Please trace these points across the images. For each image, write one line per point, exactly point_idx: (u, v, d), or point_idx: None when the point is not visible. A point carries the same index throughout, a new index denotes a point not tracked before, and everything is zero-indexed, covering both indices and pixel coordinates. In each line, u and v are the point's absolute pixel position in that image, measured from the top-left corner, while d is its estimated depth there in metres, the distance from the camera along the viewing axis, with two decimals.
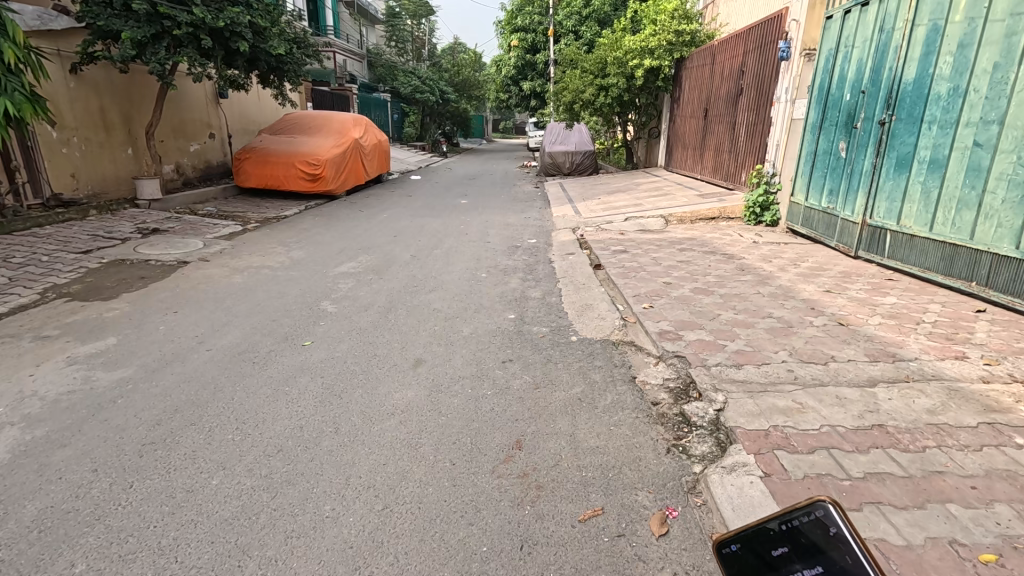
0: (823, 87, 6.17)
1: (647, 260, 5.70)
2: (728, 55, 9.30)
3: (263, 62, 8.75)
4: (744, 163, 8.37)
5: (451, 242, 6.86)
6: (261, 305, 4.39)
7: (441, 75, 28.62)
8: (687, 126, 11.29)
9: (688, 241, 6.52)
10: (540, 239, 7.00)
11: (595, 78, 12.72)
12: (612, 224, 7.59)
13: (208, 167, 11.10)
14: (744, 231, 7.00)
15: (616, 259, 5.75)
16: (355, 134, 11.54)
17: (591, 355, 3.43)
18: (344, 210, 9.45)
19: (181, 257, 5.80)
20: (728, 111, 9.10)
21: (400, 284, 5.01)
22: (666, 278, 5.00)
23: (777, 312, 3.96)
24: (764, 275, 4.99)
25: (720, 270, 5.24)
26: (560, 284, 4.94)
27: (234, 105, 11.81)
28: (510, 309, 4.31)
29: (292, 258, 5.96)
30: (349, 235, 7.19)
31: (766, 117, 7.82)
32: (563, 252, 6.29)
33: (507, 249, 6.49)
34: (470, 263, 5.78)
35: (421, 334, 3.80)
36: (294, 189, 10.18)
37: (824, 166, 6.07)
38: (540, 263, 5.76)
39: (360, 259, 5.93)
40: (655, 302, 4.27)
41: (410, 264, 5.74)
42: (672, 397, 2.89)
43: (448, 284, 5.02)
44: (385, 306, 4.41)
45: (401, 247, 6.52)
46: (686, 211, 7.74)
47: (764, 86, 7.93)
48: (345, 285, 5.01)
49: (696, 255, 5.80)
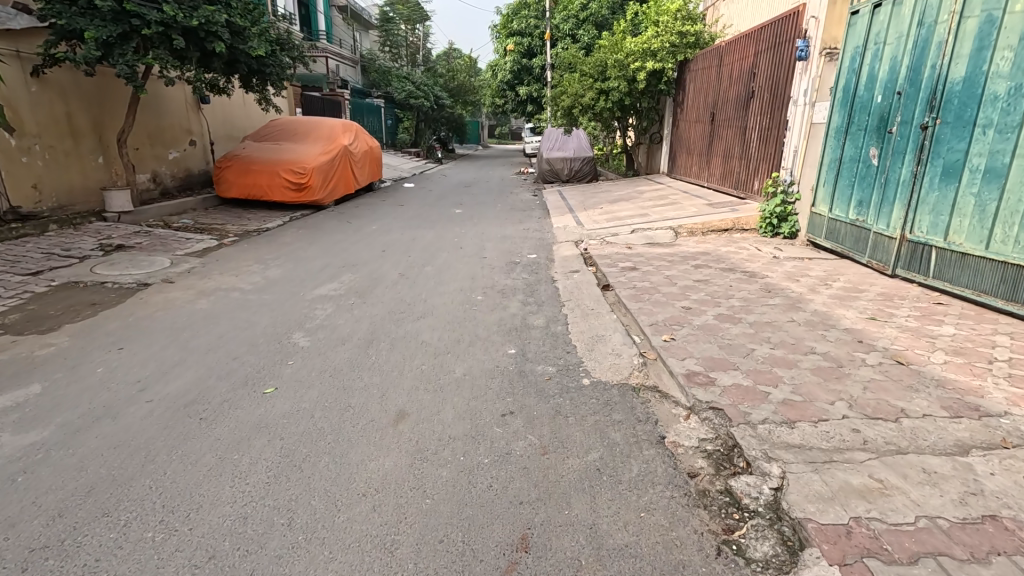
0: (848, 88, 5.66)
1: (660, 280, 5.15)
2: (737, 56, 8.80)
3: (244, 65, 8.19)
4: (757, 171, 7.86)
5: (444, 258, 6.30)
6: (223, 338, 3.81)
7: (436, 80, 28.15)
8: (692, 131, 10.79)
9: (702, 256, 5.98)
10: (540, 255, 6.45)
11: (595, 82, 12.23)
12: (618, 237, 7.04)
13: (189, 176, 10.53)
14: (761, 244, 6.47)
15: (625, 278, 5.20)
16: (344, 141, 10.99)
17: (608, 404, 2.87)
18: (331, 222, 8.87)
19: (143, 278, 5.23)
20: (739, 116, 8.59)
21: (387, 310, 4.45)
22: (684, 302, 4.47)
23: (820, 346, 3.42)
24: (794, 297, 4.45)
25: (744, 292, 4.70)
26: (565, 310, 4.38)
27: (217, 110, 11.25)
28: (511, 340, 3.76)
29: (268, 278, 5.39)
30: (333, 251, 6.62)
31: (781, 120, 7.31)
32: (566, 269, 5.74)
33: (506, 266, 5.94)
34: (465, 283, 5.23)
35: (407, 375, 3.24)
36: (279, 199, 9.59)
37: (851, 175, 5.55)
38: (542, 283, 5.22)
39: (343, 278, 5.36)
40: (676, 333, 3.72)
41: (398, 285, 5.18)
42: (712, 467, 2.34)
43: (439, 309, 4.46)
44: (367, 338, 3.84)
45: (389, 265, 5.96)
46: (697, 222, 7.20)
47: (779, 88, 7.42)
48: (324, 312, 4.44)
49: (714, 274, 5.27)
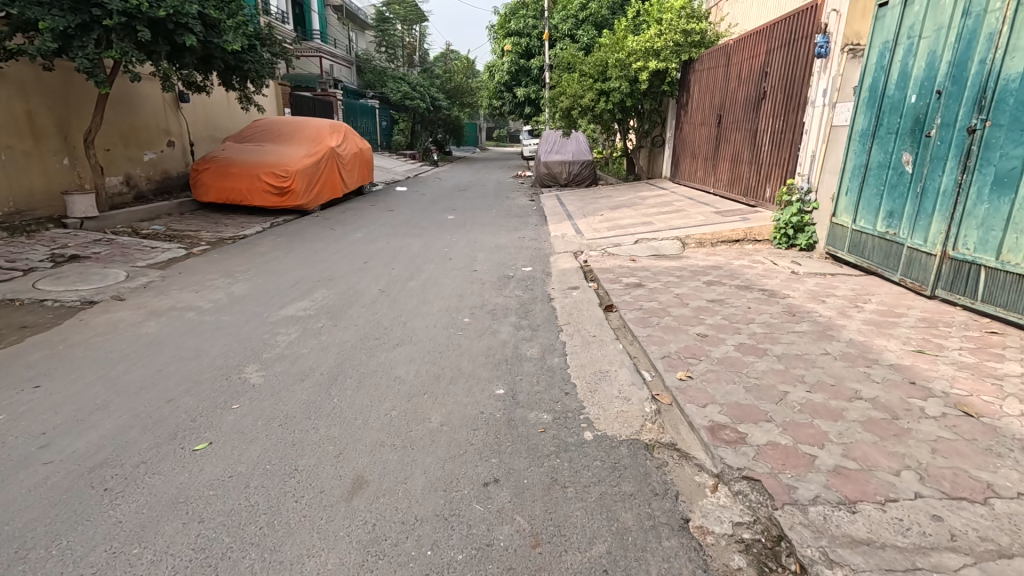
0: (876, 87, 5.15)
1: (669, 299, 4.62)
2: (748, 54, 8.27)
3: (220, 61, 7.66)
4: (769, 177, 7.35)
5: (431, 271, 5.76)
6: (162, 372, 3.24)
7: (433, 82, 27.67)
8: (697, 134, 10.28)
9: (714, 272, 5.45)
10: (536, 268, 5.92)
11: (595, 82, 11.72)
12: (621, 247, 6.50)
13: (166, 179, 9.97)
14: (777, 257, 5.95)
15: (630, 297, 4.68)
16: (331, 142, 10.45)
17: (615, 470, 2.32)
18: (313, 228, 8.32)
19: (90, 294, 4.67)
20: (749, 117, 8.08)
21: (360, 335, 3.90)
22: (697, 327, 3.93)
23: (866, 388, 2.88)
24: (824, 322, 3.92)
25: (765, 314, 4.16)
26: (564, 336, 3.84)
27: (196, 109, 10.68)
28: (499, 377, 3.22)
29: (232, 295, 4.83)
30: (310, 262, 6.06)
31: (796, 123, 6.78)
32: (564, 285, 5.20)
33: (498, 281, 5.40)
34: (452, 302, 4.68)
35: (372, 424, 2.70)
36: (260, 204, 9.03)
37: (880, 183, 5.03)
38: (538, 302, 4.68)
39: (316, 296, 4.81)
40: (694, 369, 3.18)
41: (377, 304, 4.63)
42: (753, 569, 1.79)
43: (420, 334, 3.92)
44: (332, 373, 3.29)
45: (370, 279, 5.41)
46: (705, 231, 6.67)
47: (795, 88, 6.88)
48: (287, 336, 3.89)
49: (729, 293, 4.73)
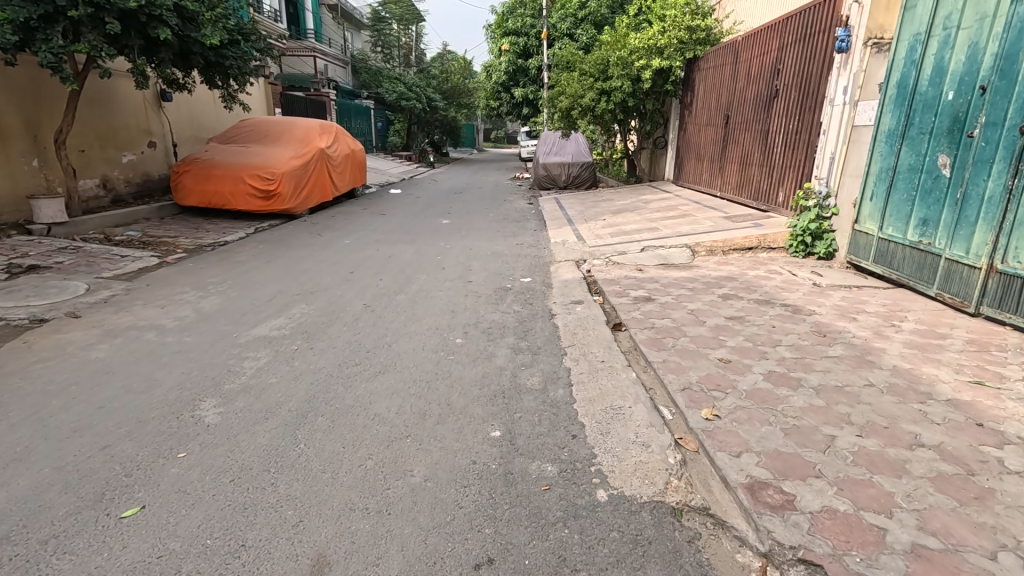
0: (905, 83, 4.73)
1: (683, 316, 4.20)
2: (758, 50, 7.85)
3: (199, 57, 7.21)
4: (782, 180, 6.93)
5: (422, 282, 5.32)
6: (103, 409, 2.79)
7: (429, 83, 27.26)
8: (702, 135, 9.87)
9: (729, 284, 5.03)
10: (536, 278, 5.49)
11: (595, 81, 11.27)
12: (626, 255, 6.08)
13: (146, 181, 9.52)
14: (795, 268, 5.53)
15: (640, 313, 4.25)
16: (321, 143, 10.01)
17: (638, 546, 1.88)
18: (300, 234, 7.86)
19: (42, 311, 4.21)
20: (759, 117, 7.65)
21: (339, 360, 3.46)
22: (717, 350, 3.51)
23: (926, 432, 2.45)
24: (859, 344, 3.50)
25: (792, 334, 3.73)
26: (568, 361, 3.41)
27: (179, 108, 10.22)
28: (496, 415, 2.78)
29: (202, 311, 4.37)
30: (292, 273, 5.62)
31: (812, 123, 6.38)
32: (566, 299, 4.77)
33: (494, 293, 4.97)
34: (443, 319, 4.25)
35: (343, 480, 2.25)
36: (244, 208, 8.58)
37: (910, 188, 4.61)
38: (538, 319, 4.24)
39: (294, 312, 4.36)
40: (720, 405, 2.76)
41: (360, 321, 4.19)
42: None
43: (407, 358, 3.48)
44: (302, 410, 2.84)
45: (355, 292, 4.97)
46: (716, 238, 6.25)
47: (811, 86, 6.46)
48: (256, 360, 3.45)
49: (748, 309, 4.30)
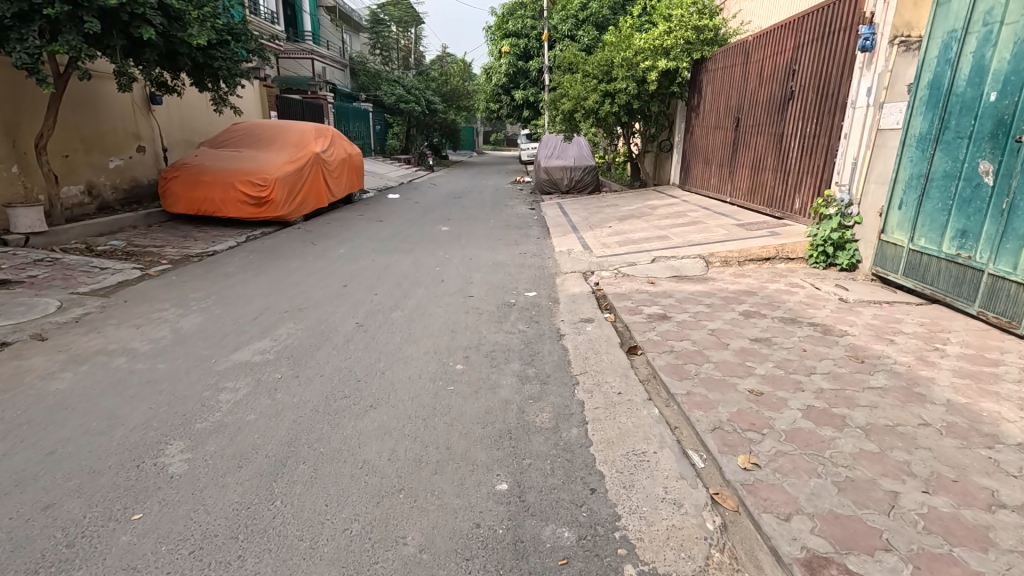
0: (939, 84, 4.40)
1: (703, 337, 3.85)
2: (770, 51, 7.54)
3: (186, 58, 6.86)
4: (799, 187, 6.60)
5: (420, 297, 4.98)
6: (53, 456, 2.44)
7: (429, 85, 26.95)
8: (710, 139, 9.54)
9: (749, 300, 4.70)
10: (541, 293, 5.16)
11: (599, 83, 10.97)
12: (636, 267, 5.75)
13: (134, 187, 9.21)
14: (818, 281, 5.20)
15: (657, 335, 3.91)
16: (316, 148, 9.68)
17: None
18: (293, 243, 7.53)
19: (5, 333, 3.86)
20: (774, 120, 7.33)
21: (327, 391, 3.13)
22: (746, 379, 3.17)
23: (1003, 489, 2.11)
24: (902, 372, 3.16)
25: (826, 360, 3.39)
26: (581, 392, 3.08)
27: (168, 111, 9.89)
28: (502, 462, 2.43)
29: (180, 333, 4.03)
30: (281, 287, 5.27)
31: (832, 127, 6.06)
32: (575, 317, 4.43)
33: (497, 310, 4.63)
34: (443, 340, 3.91)
35: (324, 551, 1.91)
36: (235, 215, 8.23)
37: (946, 197, 4.27)
38: (545, 341, 3.90)
39: (281, 333, 4.02)
40: (758, 451, 2.41)
41: (352, 344, 3.85)
42: None
43: (402, 389, 3.14)
44: (280, 455, 2.50)
45: (348, 309, 4.63)
46: (731, 248, 5.92)
47: (830, 87, 6.14)
48: (235, 391, 3.11)
49: (773, 328, 3.97)
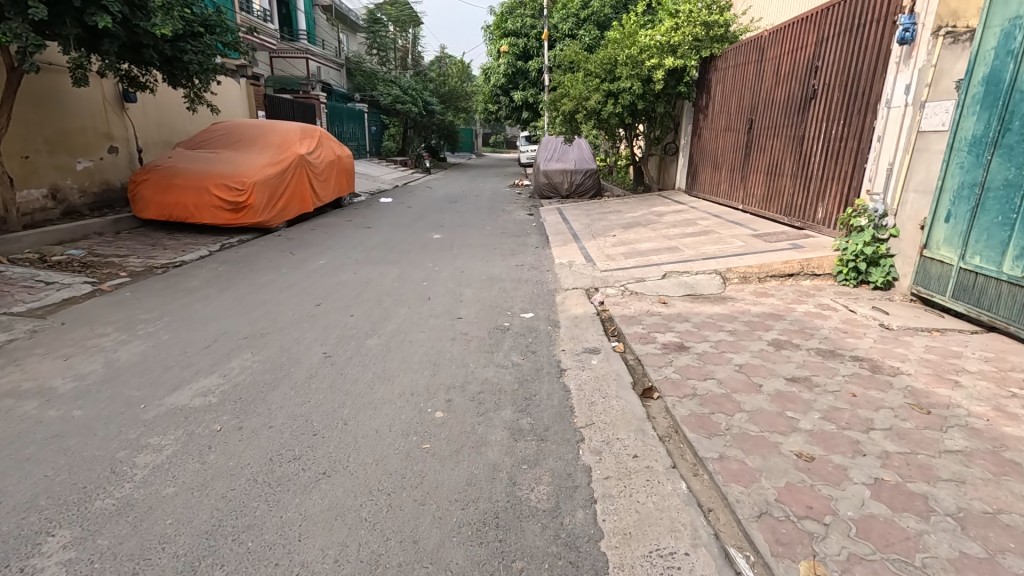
0: (998, 79, 3.81)
1: (730, 374, 3.26)
2: (788, 47, 6.97)
3: (152, 51, 6.27)
4: (823, 194, 6.03)
5: (401, 319, 4.39)
6: None
7: (426, 86, 26.41)
8: (720, 142, 8.99)
9: (777, 325, 4.11)
10: (540, 314, 4.57)
11: (602, 82, 10.39)
12: (645, 283, 5.16)
13: (105, 190, 8.63)
14: (851, 302, 4.62)
15: (675, 371, 3.32)
16: (300, 149, 9.10)
17: None
18: (270, 253, 6.92)
19: None
20: (792, 121, 6.75)
21: (273, 451, 2.53)
22: (790, 435, 2.57)
23: None
24: (982, 428, 2.58)
25: (883, 408, 2.80)
26: (587, 455, 2.49)
27: (141, 109, 9.28)
28: (485, 567, 1.84)
29: (113, 366, 3.42)
30: (246, 306, 4.68)
31: (861, 129, 5.48)
32: (578, 346, 3.84)
33: (488, 336, 4.04)
34: (422, 377, 3.32)
35: None
36: (210, 222, 7.64)
37: (1008, 210, 3.69)
38: (544, 378, 3.31)
39: (233, 367, 3.42)
40: (827, 554, 1.81)
41: (315, 382, 3.26)
42: None
43: (367, 449, 2.55)
44: (193, 554, 1.90)
45: (317, 335, 4.03)
46: (751, 262, 5.34)
47: (859, 84, 5.56)
48: (157, 451, 2.50)
49: (810, 363, 3.37)
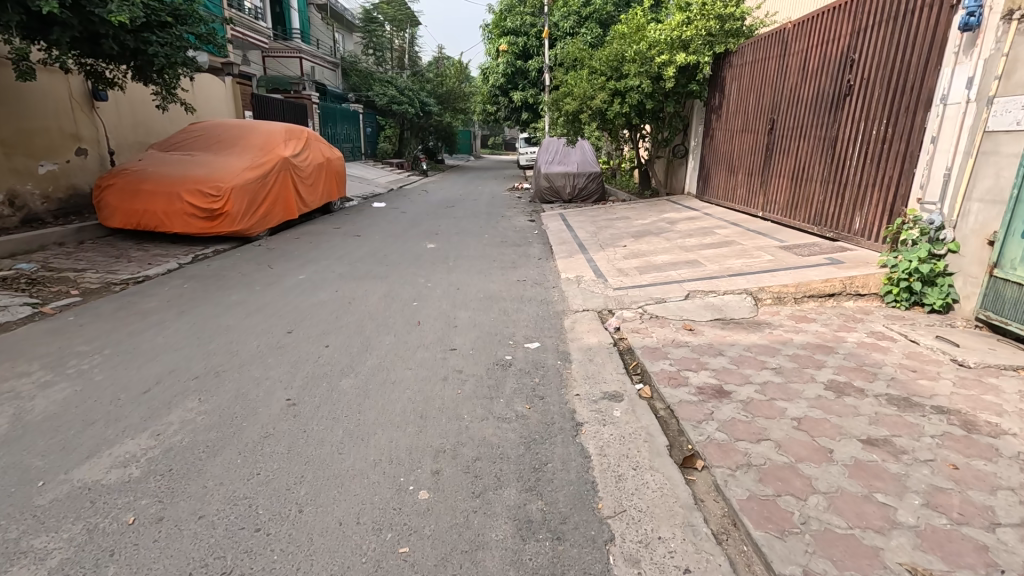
0: None
1: (789, 433, 2.61)
2: (817, 40, 6.33)
3: (110, 41, 5.62)
4: (861, 202, 5.40)
5: (385, 352, 3.73)
6: None
7: (423, 86, 25.77)
8: (735, 144, 8.36)
9: (829, 360, 3.47)
10: (547, 344, 3.92)
11: (608, 80, 9.77)
12: (666, 305, 4.51)
13: (72, 196, 7.96)
14: (909, 329, 3.97)
15: (719, 429, 2.67)
16: (284, 151, 8.44)
17: None
18: (246, 266, 6.26)
19: None
20: (822, 121, 6.13)
21: (194, 561, 1.87)
22: (891, 536, 1.92)
23: None
24: None
25: (1001, 489, 2.16)
26: (620, 567, 1.84)
27: (112, 108, 8.61)
28: None
29: (22, 421, 2.75)
30: (205, 334, 4.02)
31: (908, 130, 4.85)
32: (595, 389, 3.19)
33: (487, 375, 3.38)
34: (405, 436, 2.66)
35: None
36: (182, 230, 6.98)
37: None
38: (556, 438, 2.66)
39: (170, 423, 2.76)
40: None
41: (270, 444, 2.60)
42: None
43: (323, 557, 1.89)
44: None
45: (283, 374, 3.37)
46: (787, 279, 4.69)
47: (905, 80, 4.92)
48: (38, 563, 1.85)
49: (885, 417, 2.72)
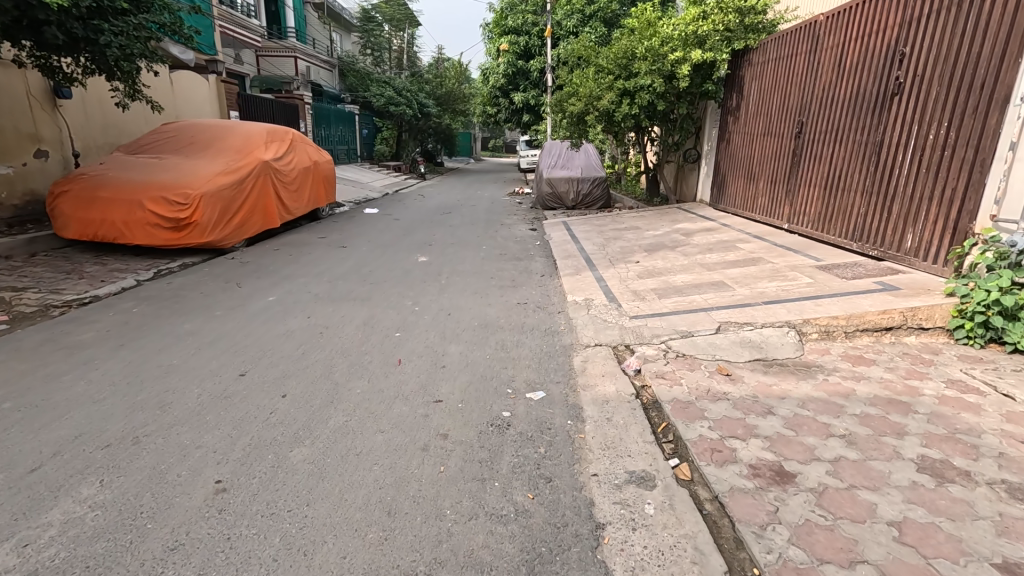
0: None
1: (892, 550, 1.89)
2: (856, 34, 5.64)
3: (53, 29, 4.95)
4: (914, 217, 4.70)
5: (354, 405, 3.01)
6: None
7: (422, 87, 25.09)
8: (755, 149, 7.68)
9: (910, 424, 2.74)
10: (553, 393, 3.20)
11: (616, 79, 9.05)
12: (693, 341, 3.79)
13: (30, 202, 7.25)
14: (997, 376, 3.25)
15: (794, 542, 1.94)
16: (263, 154, 7.73)
17: None
18: (212, 284, 5.54)
19: None
20: (863, 124, 5.43)
21: None
22: None
23: None
24: None
25: None
26: None
27: (76, 106, 7.91)
28: None
29: None
30: (137, 379, 3.30)
31: (976, 134, 4.14)
32: (618, 465, 2.47)
33: (476, 443, 2.65)
34: (362, 551, 1.95)
35: None
36: (145, 242, 6.27)
37: None
38: (569, 554, 1.93)
39: (44, 528, 2.03)
40: None
41: (175, 564, 1.88)
42: None
43: None
44: None
45: (220, 440, 2.66)
46: (836, 309, 3.97)
47: (972, 75, 4.21)
48: None
49: (1014, 524, 2.01)
